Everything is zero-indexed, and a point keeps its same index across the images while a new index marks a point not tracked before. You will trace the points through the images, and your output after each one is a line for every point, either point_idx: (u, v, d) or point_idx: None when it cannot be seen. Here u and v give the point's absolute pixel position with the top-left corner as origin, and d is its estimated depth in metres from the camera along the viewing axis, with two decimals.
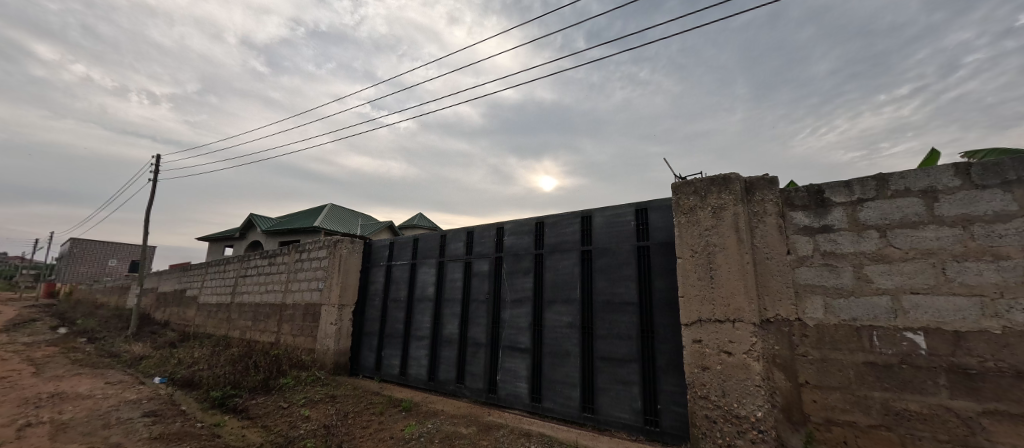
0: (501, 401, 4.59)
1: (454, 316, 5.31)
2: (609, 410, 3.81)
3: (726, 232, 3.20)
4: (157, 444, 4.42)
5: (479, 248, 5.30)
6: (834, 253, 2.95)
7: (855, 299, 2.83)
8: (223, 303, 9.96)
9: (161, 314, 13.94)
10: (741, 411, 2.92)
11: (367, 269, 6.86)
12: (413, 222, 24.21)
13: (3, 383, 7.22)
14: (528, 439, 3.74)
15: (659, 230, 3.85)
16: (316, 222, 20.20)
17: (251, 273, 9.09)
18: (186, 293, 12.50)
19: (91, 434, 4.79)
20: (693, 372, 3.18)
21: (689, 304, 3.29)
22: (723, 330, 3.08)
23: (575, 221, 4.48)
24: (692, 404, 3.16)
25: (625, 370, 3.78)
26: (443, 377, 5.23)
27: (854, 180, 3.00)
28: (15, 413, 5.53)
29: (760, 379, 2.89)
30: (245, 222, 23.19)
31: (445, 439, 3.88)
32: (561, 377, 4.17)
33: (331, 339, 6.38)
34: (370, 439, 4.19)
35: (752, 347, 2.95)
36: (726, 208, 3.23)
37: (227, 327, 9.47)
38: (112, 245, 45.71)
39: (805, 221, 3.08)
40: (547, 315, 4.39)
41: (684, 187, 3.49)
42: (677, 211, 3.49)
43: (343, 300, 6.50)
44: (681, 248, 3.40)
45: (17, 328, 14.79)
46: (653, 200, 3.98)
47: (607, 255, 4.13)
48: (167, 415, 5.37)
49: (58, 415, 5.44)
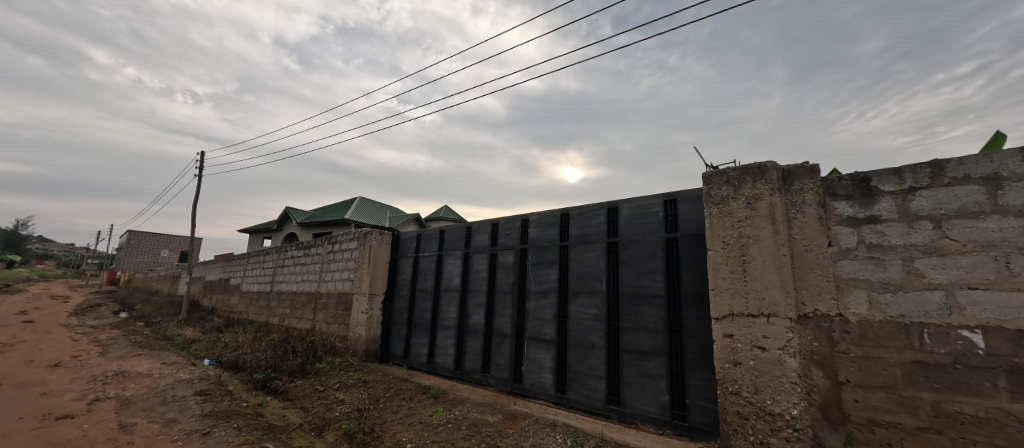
0: (526, 391, 4.63)
1: (480, 307, 5.37)
2: (635, 403, 3.77)
3: (761, 223, 3.06)
4: (207, 420, 4.73)
5: (504, 240, 5.32)
6: (881, 246, 2.77)
7: (903, 294, 2.66)
8: (263, 292, 10.48)
9: (209, 301, 14.86)
10: (774, 408, 2.83)
11: (396, 260, 7.03)
12: (440, 214, 24.54)
13: (75, 361, 7.93)
14: (553, 429, 3.75)
15: (689, 221, 3.73)
16: (347, 215, 20.87)
17: (288, 263, 9.51)
18: (229, 282, 13.24)
19: (150, 409, 5.18)
20: (724, 367, 3.09)
21: (719, 298, 3.19)
22: (757, 325, 2.97)
23: (601, 213, 4.41)
24: (722, 399, 3.08)
25: (652, 364, 3.72)
26: (469, 366, 5.33)
27: (906, 167, 2.80)
28: (86, 388, 6.06)
29: (795, 376, 2.78)
30: (281, 215, 24.20)
31: (472, 426, 3.95)
32: (586, 369, 4.15)
33: (363, 327, 6.60)
34: (400, 423, 4.33)
35: (788, 343, 2.83)
36: (762, 198, 3.08)
37: (267, 314, 9.97)
38: (164, 237, 48.93)
39: (849, 211, 2.91)
40: (573, 307, 4.37)
41: (715, 177, 3.37)
42: (708, 202, 3.38)
43: (373, 289, 6.70)
44: (712, 240, 3.29)
45: (85, 312, 16.19)
46: (683, 191, 3.86)
47: (633, 247, 4.05)
48: (215, 394, 5.73)
49: (121, 392, 5.93)
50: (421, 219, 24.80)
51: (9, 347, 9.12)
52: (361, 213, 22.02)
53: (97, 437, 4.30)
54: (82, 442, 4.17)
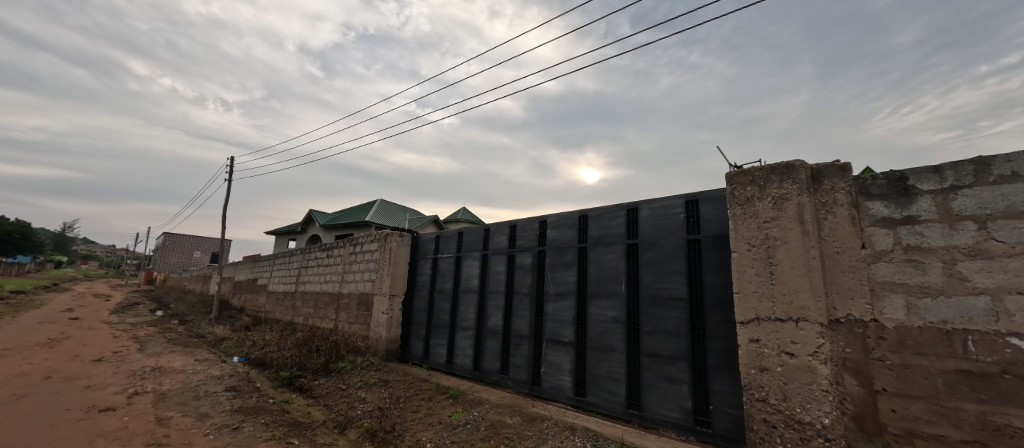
0: (545, 393, 4.60)
1: (498, 308, 5.37)
2: (656, 408, 3.69)
3: (789, 224, 2.95)
4: (237, 416, 4.89)
5: (522, 241, 5.30)
6: (919, 248, 2.64)
7: (944, 299, 2.52)
8: (289, 292, 10.79)
9: (237, 300, 15.42)
10: (804, 417, 2.72)
11: (415, 261, 7.11)
12: (458, 216, 24.73)
13: (116, 356, 8.34)
14: (572, 432, 3.71)
15: (711, 222, 3.64)
16: (368, 217, 21.28)
17: (312, 264, 9.75)
18: (257, 282, 13.70)
19: (184, 404, 5.39)
20: (749, 373, 2.99)
21: (744, 302, 3.09)
22: (785, 330, 2.86)
23: (620, 214, 4.35)
24: (748, 406, 2.98)
25: (673, 368, 3.64)
26: (487, 367, 5.33)
27: (946, 165, 2.65)
28: (125, 383, 6.36)
29: (827, 384, 2.67)
30: (304, 218, 24.87)
31: (490, 427, 3.95)
32: (606, 372, 4.10)
33: (383, 328, 6.70)
34: (420, 423, 4.36)
35: (819, 349, 2.72)
36: (789, 199, 2.98)
37: (292, 314, 10.25)
38: (196, 239, 51.06)
39: (884, 212, 2.77)
40: (591, 309, 4.32)
41: (739, 177, 3.27)
42: (732, 202, 3.28)
43: (393, 290, 6.80)
44: (736, 241, 3.19)
45: (125, 310, 17.06)
46: (705, 191, 3.76)
47: (654, 249, 3.97)
48: (244, 390, 5.92)
49: (158, 386, 6.19)
50: (440, 220, 25.05)
51: (57, 342, 9.67)
52: (381, 215, 22.41)
53: (135, 429, 4.50)
54: (122, 434, 4.37)
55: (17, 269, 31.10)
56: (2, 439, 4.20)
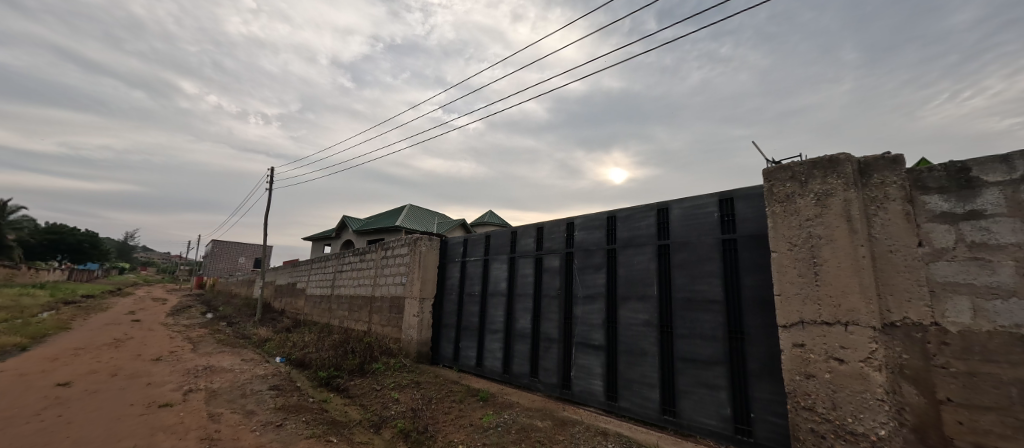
0: (575, 397, 4.53)
1: (527, 311, 5.35)
2: (693, 415, 3.55)
3: (834, 221, 2.77)
4: (280, 413, 5.11)
5: (550, 243, 5.26)
6: (986, 245, 2.42)
7: (1017, 301, 2.28)
8: (325, 295, 11.19)
9: (279, 303, 16.17)
10: (856, 427, 2.54)
11: (444, 265, 7.21)
12: (484, 219, 24.93)
13: (173, 356, 8.93)
14: (605, 438, 3.63)
15: (748, 221, 3.48)
16: (398, 222, 21.79)
17: (346, 268, 10.07)
18: (296, 285, 14.31)
19: (233, 401, 5.69)
20: (794, 380, 2.83)
21: (786, 304, 2.93)
22: (832, 334, 2.69)
23: (650, 214, 4.24)
24: (793, 414, 2.82)
25: (711, 374, 3.49)
26: (517, 370, 5.31)
27: (1016, 154, 2.41)
28: (181, 380, 6.80)
29: (882, 392, 2.48)
30: (338, 223, 25.77)
31: (521, 431, 3.92)
32: (638, 377, 3.99)
33: (414, 330, 6.82)
34: (451, 425, 4.40)
35: (872, 355, 2.53)
36: (835, 195, 2.80)
37: (329, 316, 10.63)
38: (240, 246, 53.97)
39: (943, 206, 2.56)
40: (622, 312, 4.22)
41: (778, 173, 3.12)
42: (770, 200, 3.13)
43: (423, 293, 6.91)
44: (777, 241, 3.04)
45: (180, 313, 18.28)
46: (740, 189, 3.61)
47: (686, 250, 3.84)
48: (286, 389, 6.18)
49: (209, 384, 6.57)
50: (467, 224, 25.30)
51: (121, 342, 10.46)
52: (411, 219, 22.91)
53: (190, 424, 4.78)
54: (179, 428, 4.66)
55: (87, 275, 33.94)
56: (77, 431, 4.57)
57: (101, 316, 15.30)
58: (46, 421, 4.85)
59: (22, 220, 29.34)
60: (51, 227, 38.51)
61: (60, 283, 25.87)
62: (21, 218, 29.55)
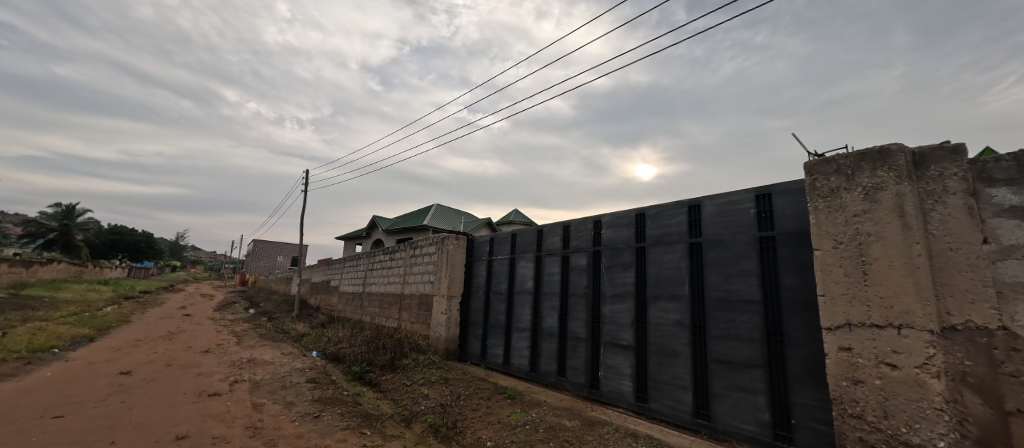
0: (604, 398, 4.45)
1: (554, 310, 5.31)
2: (728, 419, 3.42)
3: (885, 217, 2.59)
4: (317, 405, 5.31)
5: (577, 242, 5.20)
6: None
7: None
8: (357, 293, 11.53)
9: (315, 300, 16.83)
10: (911, 438, 2.37)
11: (471, 263, 7.27)
12: (510, 218, 24.97)
13: (220, 348, 9.47)
14: (635, 439, 3.56)
15: (787, 218, 3.32)
16: (426, 221, 22.19)
17: (377, 266, 10.34)
18: (330, 283, 14.84)
19: (274, 392, 5.97)
20: (840, 385, 2.67)
21: (831, 305, 2.76)
22: (883, 337, 2.51)
23: (680, 211, 4.10)
24: (839, 422, 2.66)
25: (747, 377, 3.35)
26: (544, 369, 5.28)
27: None
28: (228, 371, 7.20)
29: (941, 401, 2.30)
30: (368, 223, 26.52)
31: (550, 430, 3.90)
32: (669, 378, 3.88)
33: (443, 327, 6.92)
34: (480, 421, 4.43)
35: (929, 361, 2.34)
36: (886, 188, 2.61)
37: (361, 313, 10.96)
38: (278, 246, 56.55)
39: (1012, 199, 2.34)
40: (652, 312, 4.11)
41: (821, 166, 2.94)
42: (813, 195, 2.96)
43: (451, 291, 6.99)
44: (820, 238, 2.87)
45: (226, 308, 19.39)
46: (779, 184, 3.44)
47: (719, 248, 3.70)
48: (322, 382, 6.42)
49: (253, 375, 6.93)
50: (493, 223, 25.42)
51: (173, 335, 11.18)
52: (438, 218, 23.28)
53: (237, 413, 5.05)
54: (227, 416, 4.93)
55: (144, 272, 36.65)
56: (138, 415, 4.94)
57: (157, 311, 16.45)
58: (112, 406, 5.26)
59: (89, 222, 31.98)
60: (113, 228, 41.88)
61: (121, 280, 28.05)
62: (87, 220, 32.22)
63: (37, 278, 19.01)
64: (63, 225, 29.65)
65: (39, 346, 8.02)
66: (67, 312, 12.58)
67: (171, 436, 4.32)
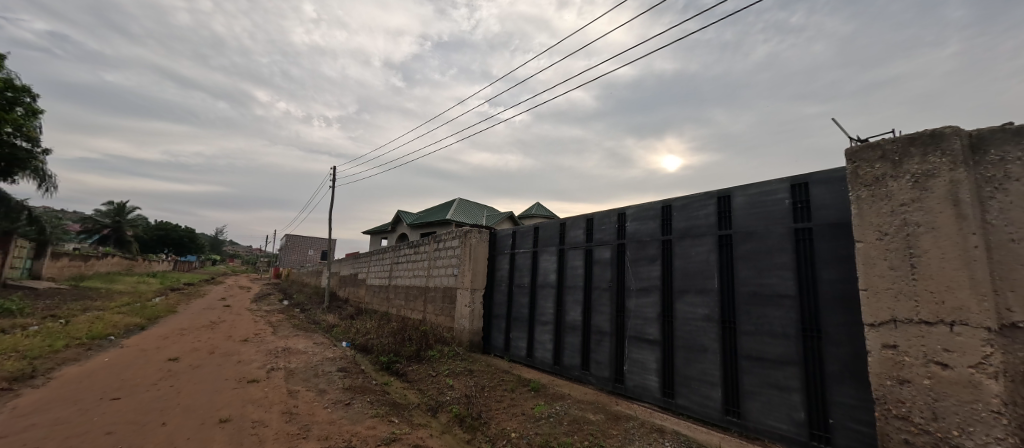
0: (629, 392, 4.40)
1: (577, 303, 5.26)
2: (761, 417, 3.32)
3: (936, 206, 2.41)
4: (348, 393, 5.49)
5: (601, 235, 5.11)
6: None
7: None
8: (384, 285, 11.81)
9: (343, 292, 17.36)
10: (963, 442, 2.22)
11: (494, 257, 7.30)
12: (532, 211, 24.93)
13: (257, 338, 9.93)
14: (661, 435, 3.50)
15: (825, 208, 3.15)
16: (449, 216, 22.48)
17: (402, 260, 10.56)
18: (358, 276, 15.25)
19: (308, 380, 6.21)
20: (883, 384, 2.53)
21: (875, 301, 2.61)
22: (933, 334, 2.35)
23: (709, 202, 3.96)
24: (882, 423, 2.53)
25: (782, 374, 3.22)
26: (568, 362, 5.26)
27: None
28: (265, 359, 7.55)
29: (998, 404, 2.13)
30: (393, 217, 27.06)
31: (573, 423, 3.89)
32: (698, 374, 3.78)
33: (466, 320, 6.99)
34: (504, 413, 4.46)
35: (985, 360, 2.17)
36: (937, 175, 2.43)
37: (387, 305, 11.23)
38: (309, 240, 58.64)
39: None
40: (679, 307, 4.01)
41: (864, 152, 2.77)
42: (855, 183, 2.80)
43: (474, 284, 7.05)
44: (863, 229, 2.71)
45: (262, 299, 20.31)
46: (817, 173, 3.26)
47: (752, 240, 3.56)
48: (352, 371, 6.64)
49: (288, 364, 7.23)
50: (516, 217, 25.47)
51: (215, 324, 11.81)
52: (461, 212, 23.53)
53: (274, 399, 5.29)
54: (265, 401, 5.17)
55: (189, 266, 38.94)
56: (186, 399, 5.24)
57: (200, 302, 17.43)
58: (162, 390, 5.61)
59: (138, 218, 33.95)
60: (160, 224, 44.65)
61: (169, 273, 29.91)
62: (138, 217, 34.52)
63: (95, 271, 20.50)
64: (116, 221, 31.67)
65: (97, 333, 8.64)
66: (122, 302, 13.54)
67: (215, 419, 4.57)
